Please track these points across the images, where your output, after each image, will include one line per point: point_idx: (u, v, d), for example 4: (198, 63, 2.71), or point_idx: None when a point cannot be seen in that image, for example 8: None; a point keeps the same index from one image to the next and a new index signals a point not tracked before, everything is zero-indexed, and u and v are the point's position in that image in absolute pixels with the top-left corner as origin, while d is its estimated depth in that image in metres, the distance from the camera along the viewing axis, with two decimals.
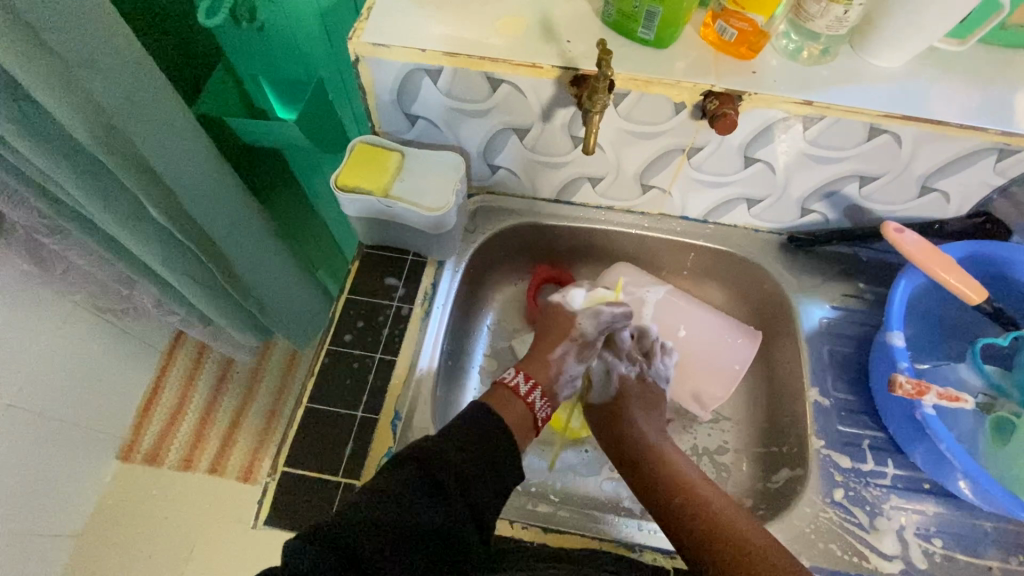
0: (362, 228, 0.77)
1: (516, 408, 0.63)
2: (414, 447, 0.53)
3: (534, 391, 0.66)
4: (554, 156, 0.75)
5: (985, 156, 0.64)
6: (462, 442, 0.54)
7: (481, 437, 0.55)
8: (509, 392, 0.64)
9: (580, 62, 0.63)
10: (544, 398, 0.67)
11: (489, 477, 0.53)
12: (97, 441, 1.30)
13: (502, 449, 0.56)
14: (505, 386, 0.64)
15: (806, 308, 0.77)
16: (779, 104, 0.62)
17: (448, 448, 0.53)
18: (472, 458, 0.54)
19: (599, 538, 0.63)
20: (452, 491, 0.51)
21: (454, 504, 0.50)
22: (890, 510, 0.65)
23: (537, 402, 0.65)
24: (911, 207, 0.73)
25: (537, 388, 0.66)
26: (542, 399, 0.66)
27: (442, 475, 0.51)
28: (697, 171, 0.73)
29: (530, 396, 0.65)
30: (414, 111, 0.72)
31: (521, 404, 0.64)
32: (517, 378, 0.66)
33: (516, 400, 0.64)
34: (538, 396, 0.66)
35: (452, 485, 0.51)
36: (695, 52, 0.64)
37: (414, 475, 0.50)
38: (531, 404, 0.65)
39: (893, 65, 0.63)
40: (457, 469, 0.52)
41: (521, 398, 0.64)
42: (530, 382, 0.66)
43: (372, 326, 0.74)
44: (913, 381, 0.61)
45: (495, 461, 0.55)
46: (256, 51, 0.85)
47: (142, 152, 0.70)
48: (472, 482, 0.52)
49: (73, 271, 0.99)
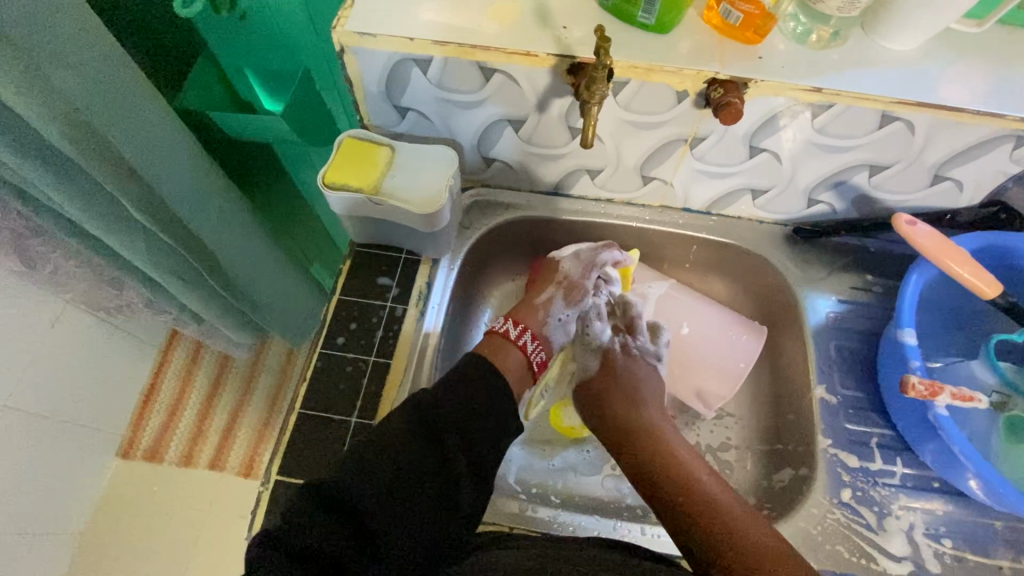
0: (353, 226, 0.74)
1: (511, 355, 0.67)
2: (409, 403, 0.57)
3: (524, 334, 0.69)
4: (550, 147, 0.72)
5: (1001, 143, 0.62)
6: (456, 398, 0.57)
7: (476, 389, 0.58)
8: (501, 339, 0.68)
9: (578, 50, 0.59)
10: (536, 341, 0.70)
11: (483, 430, 0.57)
12: (95, 440, 1.29)
13: (493, 399, 0.58)
14: (498, 335, 0.69)
15: (812, 301, 0.75)
16: (786, 91, 0.59)
17: (442, 406, 0.56)
18: (466, 412, 0.57)
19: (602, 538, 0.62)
20: (450, 444, 0.54)
21: (451, 453, 0.54)
22: (899, 510, 0.64)
23: (529, 344, 0.69)
24: (923, 196, 0.71)
25: (527, 332, 0.69)
26: (534, 342, 0.69)
27: (436, 429, 0.55)
28: (700, 162, 0.70)
29: (521, 339, 0.69)
30: (404, 103, 0.69)
31: (515, 349, 0.67)
32: (506, 324, 0.70)
33: (509, 346, 0.67)
34: (530, 339, 0.69)
35: (448, 436, 0.55)
36: (699, 38, 0.60)
37: (411, 430, 0.54)
38: (523, 346, 0.68)
39: (906, 49, 0.60)
40: (450, 423, 0.55)
41: (512, 341, 0.68)
42: (519, 327, 0.70)
43: (366, 327, 0.71)
44: (925, 382, 0.58)
45: (491, 415, 0.58)
46: (238, 38, 0.80)
47: (121, 151, 0.67)
48: (470, 434, 0.56)
49: (61, 272, 0.96)
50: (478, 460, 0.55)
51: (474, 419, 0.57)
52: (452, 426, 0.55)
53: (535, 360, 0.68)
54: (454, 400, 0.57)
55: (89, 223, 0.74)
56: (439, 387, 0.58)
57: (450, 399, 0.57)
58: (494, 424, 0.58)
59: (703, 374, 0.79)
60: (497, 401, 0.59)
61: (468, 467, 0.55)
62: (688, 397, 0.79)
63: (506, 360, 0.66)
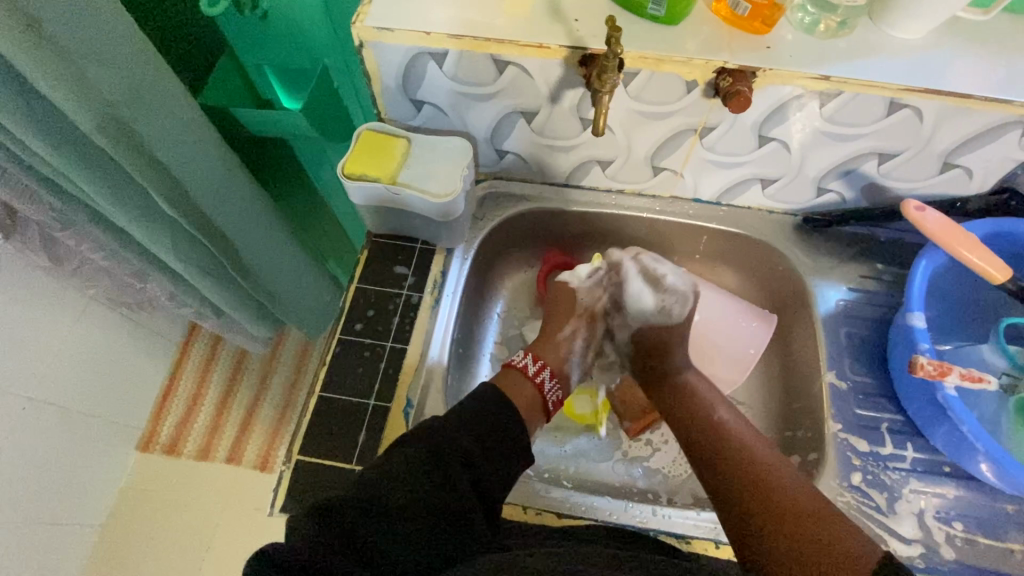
0: (370, 217, 0.76)
1: (525, 390, 0.65)
2: (416, 431, 0.56)
3: (543, 372, 0.68)
4: (563, 139, 0.74)
5: (1009, 130, 0.62)
6: (468, 425, 0.58)
7: (488, 418, 0.59)
8: (519, 374, 0.67)
9: (589, 42, 0.61)
10: (553, 379, 0.69)
11: (488, 456, 0.57)
12: (117, 432, 1.33)
13: (501, 429, 0.59)
14: (517, 369, 0.67)
15: (822, 290, 0.76)
16: (795, 80, 0.60)
17: (451, 429, 0.57)
18: (475, 438, 0.57)
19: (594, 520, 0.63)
20: (456, 472, 0.54)
21: (457, 482, 0.53)
22: (910, 493, 0.64)
23: (547, 383, 0.67)
24: (932, 184, 0.71)
25: (546, 368, 0.69)
26: (552, 381, 0.68)
27: (443, 456, 0.54)
28: (710, 152, 0.72)
29: (539, 376, 0.67)
30: (420, 96, 0.71)
31: (531, 385, 0.66)
32: (526, 359, 0.69)
33: (524, 380, 0.66)
34: (547, 375, 0.68)
35: (456, 462, 0.54)
36: (707, 29, 0.62)
37: (420, 456, 0.53)
38: (541, 384, 0.67)
39: (914, 37, 0.61)
40: (459, 449, 0.55)
41: (529, 378, 0.67)
42: (538, 363, 0.69)
43: (383, 314, 0.74)
44: (934, 362, 0.59)
45: (496, 442, 0.58)
46: (258, 37, 0.83)
47: (151, 144, 0.70)
48: (476, 460, 0.55)
49: (87, 266, 1.00)
50: (484, 490, 0.55)
51: (482, 445, 0.57)
52: (457, 450, 0.55)
53: (552, 399, 0.67)
54: (462, 428, 0.57)
55: (118, 214, 0.76)
56: (453, 416, 0.58)
57: (460, 430, 0.57)
58: (500, 452, 0.58)
59: (713, 363, 0.81)
60: (497, 416, 0.59)
61: (475, 495, 0.54)
62: None
63: (524, 398, 0.65)
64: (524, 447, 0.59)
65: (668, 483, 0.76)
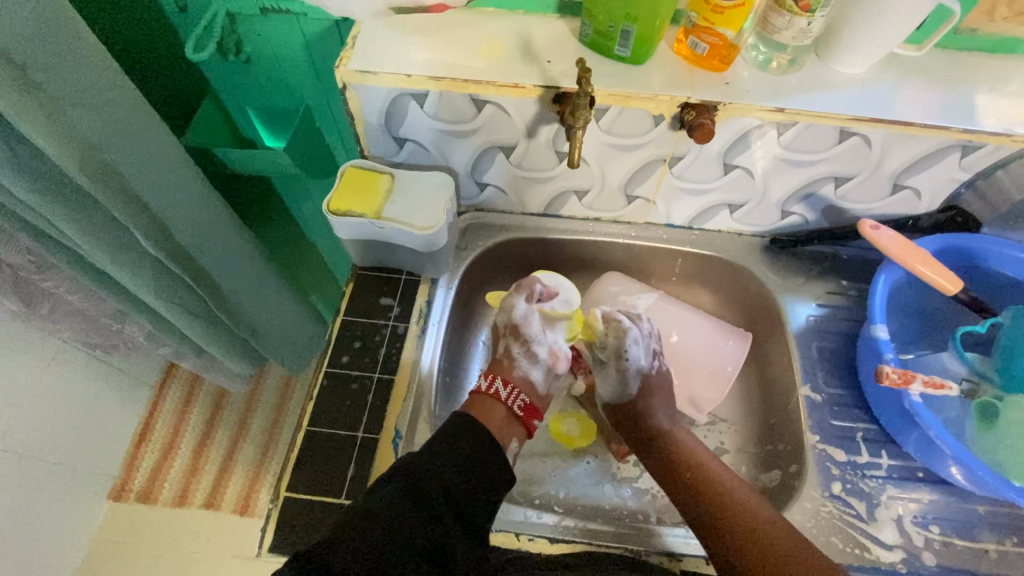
0: (355, 250, 0.78)
1: (484, 405, 0.66)
2: (398, 464, 0.57)
3: (495, 383, 0.68)
4: (540, 171, 0.77)
5: (949, 153, 0.68)
6: (448, 454, 0.58)
7: (467, 448, 0.58)
8: (476, 394, 0.68)
9: (562, 81, 0.65)
10: (510, 386, 0.68)
11: (472, 485, 0.57)
12: (88, 481, 1.27)
13: (483, 454, 0.59)
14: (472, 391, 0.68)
15: (793, 306, 0.80)
16: (753, 112, 0.65)
17: (431, 459, 0.57)
18: (456, 467, 0.57)
19: (587, 541, 0.64)
20: (438, 504, 0.54)
21: (440, 514, 0.54)
22: (888, 500, 0.66)
23: (502, 391, 0.67)
24: (885, 204, 0.76)
25: (497, 379, 0.69)
26: (506, 387, 0.68)
27: (423, 489, 0.55)
28: (679, 180, 0.76)
29: (492, 389, 0.68)
30: (402, 134, 0.74)
31: (487, 397, 0.67)
32: (477, 379, 0.70)
33: (481, 397, 0.67)
34: (502, 385, 0.68)
35: (433, 496, 0.54)
36: (671, 68, 0.66)
37: (401, 492, 0.54)
38: (499, 395, 0.67)
39: (857, 72, 0.67)
40: (439, 480, 0.56)
41: (483, 391, 0.68)
42: (490, 377, 0.69)
43: (369, 345, 0.74)
44: (898, 371, 0.62)
45: (479, 469, 0.58)
46: (244, 82, 0.86)
47: (136, 188, 0.71)
48: (457, 490, 0.56)
49: (61, 309, 0.98)
50: (468, 519, 0.55)
51: (464, 474, 0.57)
52: (436, 481, 0.55)
53: (516, 406, 0.67)
54: (439, 458, 0.57)
55: (101, 257, 0.76)
56: (432, 445, 0.59)
57: (437, 461, 0.57)
58: (484, 479, 0.58)
59: (695, 382, 0.82)
60: (475, 441, 0.59)
61: (459, 526, 0.55)
62: (682, 403, 0.81)
63: (486, 413, 0.66)
64: (503, 472, 0.59)
65: (657, 502, 0.77)
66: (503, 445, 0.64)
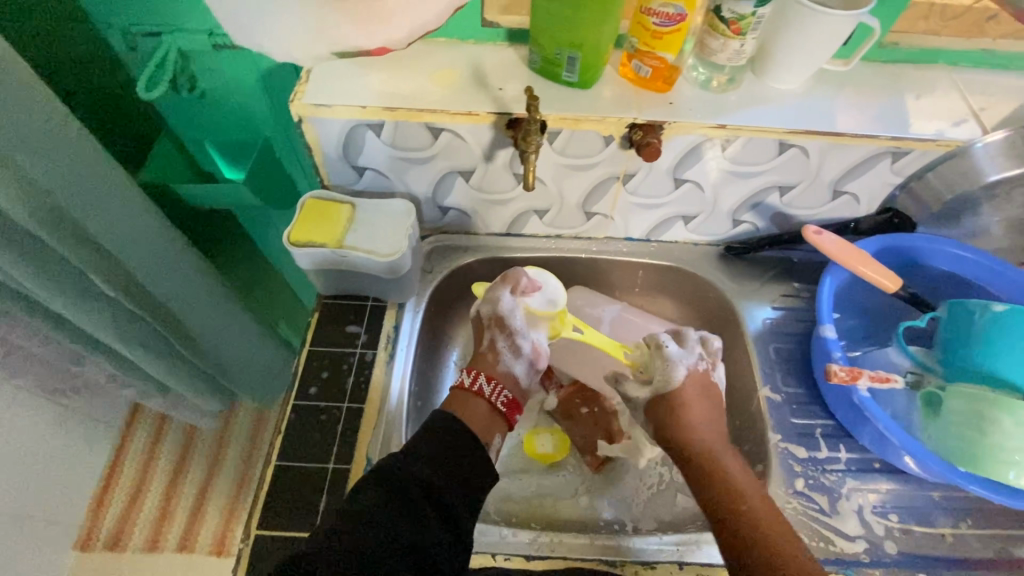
0: (319, 280, 0.78)
1: (469, 403, 0.66)
2: (378, 467, 0.57)
3: (478, 379, 0.68)
4: (500, 193, 0.79)
5: (881, 160, 0.72)
6: (428, 458, 0.59)
7: (445, 451, 0.59)
8: (459, 391, 0.68)
9: (514, 107, 0.67)
10: (493, 382, 0.68)
11: (454, 488, 0.58)
12: (49, 532, 1.21)
13: (464, 458, 0.60)
14: (456, 388, 0.68)
15: (750, 311, 0.83)
16: (696, 130, 0.68)
17: (411, 463, 0.58)
18: (438, 470, 0.58)
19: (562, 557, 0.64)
20: (420, 507, 0.55)
21: (425, 518, 0.55)
22: (849, 493, 0.69)
23: (485, 388, 0.67)
24: (827, 209, 0.80)
25: (481, 375, 0.68)
26: (490, 383, 0.68)
27: (405, 493, 0.55)
28: (634, 196, 0.78)
29: (475, 385, 0.68)
30: (361, 163, 0.74)
31: (470, 396, 0.67)
32: (460, 374, 0.69)
33: (465, 395, 0.67)
34: (485, 381, 0.68)
35: (416, 499, 0.55)
36: (617, 91, 0.69)
37: (382, 495, 0.55)
38: (481, 393, 0.67)
39: (790, 88, 0.71)
40: (419, 484, 0.56)
41: (466, 389, 0.67)
42: (473, 373, 0.69)
43: (337, 374, 0.74)
44: (846, 368, 0.65)
45: (459, 472, 0.59)
46: (199, 117, 0.86)
47: (91, 231, 0.70)
48: (437, 494, 0.57)
49: (15, 354, 0.95)
50: (451, 521, 0.56)
51: (445, 477, 0.58)
52: (417, 485, 0.56)
53: (499, 402, 0.67)
54: (421, 462, 0.58)
55: (57, 302, 0.74)
56: (412, 447, 0.59)
57: (416, 464, 0.58)
58: (465, 482, 0.59)
59: None
60: (456, 442, 0.60)
61: (442, 528, 0.55)
62: None
63: (470, 411, 0.66)
64: (484, 474, 0.60)
65: (632, 510, 0.78)
66: (485, 442, 0.64)
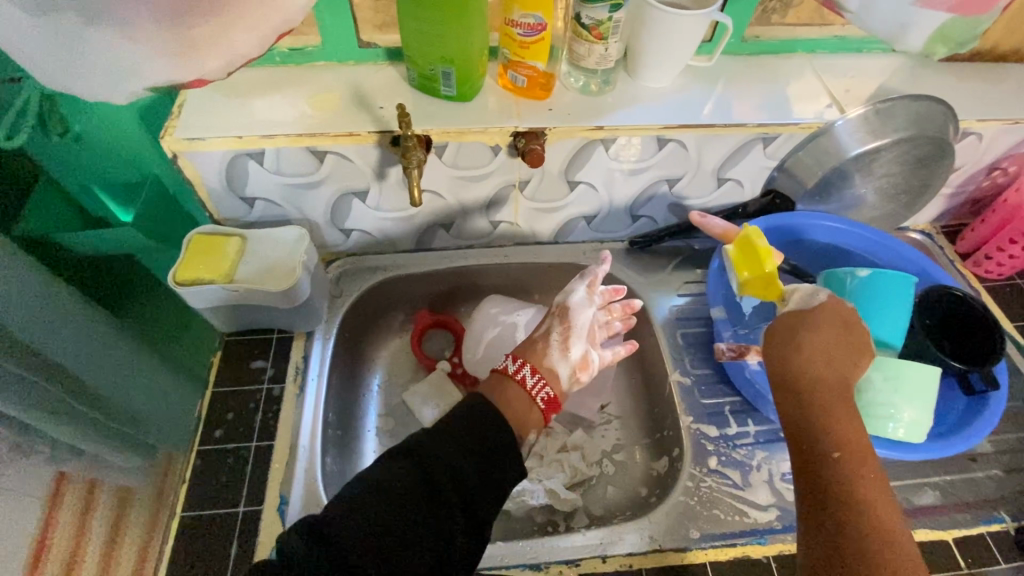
0: (218, 317, 0.75)
1: (509, 392, 0.63)
2: (405, 444, 0.55)
3: (523, 368, 0.65)
4: (400, 210, 0.79)
5: (755, 145, 0.76)
6: (458, 440, 0.55)
7: (479, 434, 0.56)
8: (499, 375, 0.65)
9: (394, 124, 0.68)
10: (536, 375, 0.65)
11: (482, 476, 0.54)
12: None
13: (494, 441, 0.56)
14: (496, 372, 0.66)
15: (658, 301, 0.86)
16: (576, 134, 0.70)
17: (441, 443, 0.55)
18: (471, 457, 0.55)
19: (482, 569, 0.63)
20: (447, 491, 0.52)
21: (449, 502, 0.52)
22: (759, 464, 0.72)
23: (528, 377, 0.64)
24: (717, 196, 0.84)
25: (526, 365, 0.66)
26: (534, 375, 0.65)
27: (437, 476, 0.52)
28: (532, 201, 0.80)
29: (519, 373, 0.65)
30: (249, 194, 0.73)
31: (513, 384, 0.64)
32: (505, 359, 0.67)
33: (506, 382, 0.64)
34: (529, 372, 0.65)
35: (444, 484, 0.52)
36: (498, 101, 0.71)
37: (409, 470, 0.52)
38: (523, 380, 0.64)
39: (662, 85, 0.75)
40: (448, 467, 0.53)
41: (510, 376, 0.65)
42: (518, 361, 0.66)
43: (244, 414, 0.72)
44: (733, 346, 0.73)
45: (489, 462, 0.55)
46: (80, 161, 0.78)
47: None
48: (465, 481, 0.53)
49: None
50: (472, 510, 0.53)
51: (477, 464, 0.54)
52: (448, 468, 0.53)
53: (539, 396, 0.64)
54: (455, 445, 0.55)
55: None
56: (445, 428, 0.57)
57: (446, 445, 0.55)
58: (492, 474, 0.55)
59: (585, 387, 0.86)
60: (494, 428, 0.57)
61: (461, 516, 0.52)
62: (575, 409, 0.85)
63: (509, 399, 0.62)
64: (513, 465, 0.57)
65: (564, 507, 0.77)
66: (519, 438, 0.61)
